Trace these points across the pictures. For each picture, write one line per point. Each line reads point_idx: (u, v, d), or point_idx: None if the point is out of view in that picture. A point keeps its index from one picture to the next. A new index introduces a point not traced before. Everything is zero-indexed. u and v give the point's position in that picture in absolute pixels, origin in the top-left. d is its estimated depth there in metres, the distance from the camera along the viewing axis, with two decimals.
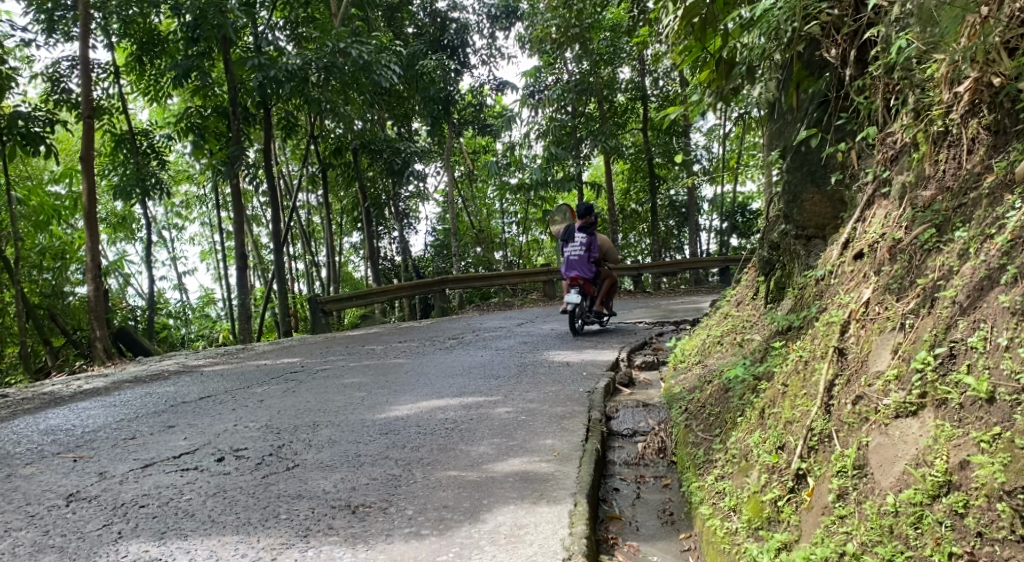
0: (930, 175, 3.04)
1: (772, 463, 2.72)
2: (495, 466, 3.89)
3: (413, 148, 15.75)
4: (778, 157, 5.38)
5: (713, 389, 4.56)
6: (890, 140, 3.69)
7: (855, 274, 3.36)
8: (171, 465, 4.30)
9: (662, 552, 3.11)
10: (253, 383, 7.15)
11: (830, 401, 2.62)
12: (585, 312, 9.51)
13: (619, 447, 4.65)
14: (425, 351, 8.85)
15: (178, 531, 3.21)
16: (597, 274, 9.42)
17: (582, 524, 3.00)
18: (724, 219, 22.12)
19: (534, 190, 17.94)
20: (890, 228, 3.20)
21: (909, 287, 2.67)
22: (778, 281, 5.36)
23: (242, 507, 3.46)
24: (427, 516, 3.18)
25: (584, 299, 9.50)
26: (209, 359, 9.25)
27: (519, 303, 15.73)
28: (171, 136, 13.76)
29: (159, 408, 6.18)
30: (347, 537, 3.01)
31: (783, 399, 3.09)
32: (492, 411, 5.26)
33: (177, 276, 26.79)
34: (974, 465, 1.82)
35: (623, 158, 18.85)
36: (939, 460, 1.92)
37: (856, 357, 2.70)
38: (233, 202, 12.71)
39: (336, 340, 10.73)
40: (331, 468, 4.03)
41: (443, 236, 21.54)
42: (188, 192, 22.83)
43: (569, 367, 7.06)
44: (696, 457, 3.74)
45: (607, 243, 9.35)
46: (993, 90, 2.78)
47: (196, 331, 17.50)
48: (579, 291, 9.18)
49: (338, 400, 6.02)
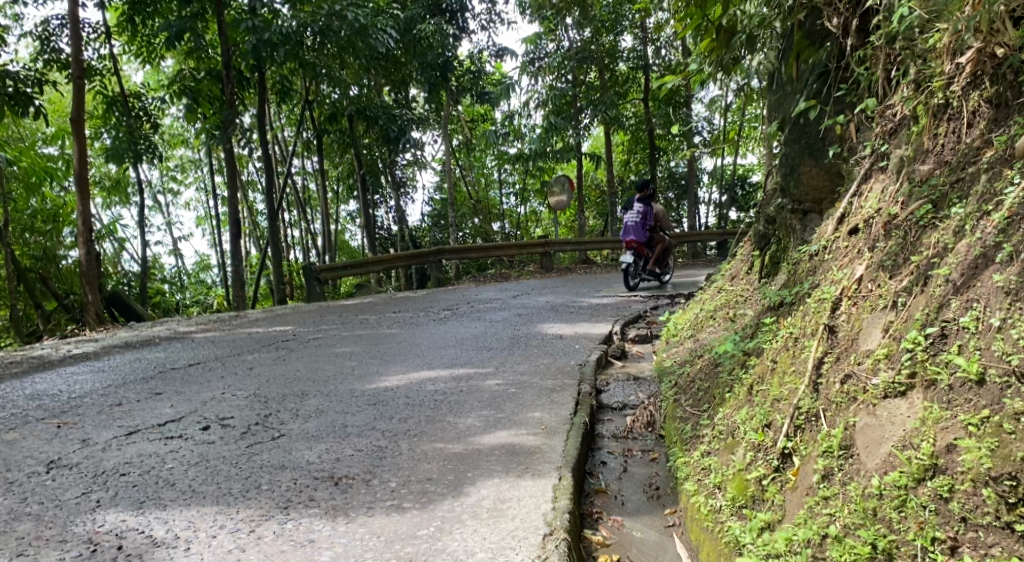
0: (928, 149, 2.96)
1: (758, 442, 2.68)
2: (482, 438, 3.87)
3: (410, 115, 15.51)
4: (776, 130, 5.28)
5: (703, 363, 4.53)
6: (889, 113, 3.60)
7: (849, 250, 3.30)
8: (155, 433, 4.27)
9: (646, 527, 3.10)
10: (244, 351, 7.11)
11: (819, 380, 2.58)
12: (638, 271, 11.05)
13: (608, 420, 4.63)
14: (418, 321, 8.81)
15: (157, 500, 3.19)
16: (651, 239, 10.95)
17: (565, 498, 2.98)
18: (724, 192, 21.97)
19: (533, 160, 17.74)
20: (886, 203, 3.13)
21: (903, 264, 2.60)
22: (773, 255, 5.30)
23: (224, 477, 3.43)
24: (411, 489, 3.16)
25: (639, 259, 11.06)
26: (201, 326, 9.21)
27: (515, 275, 15.68)
28: (164, 99, 13.51)
29: (148, 374, 6.14)
30: (327, 510, 2.98)
31: (772, 376, 3.05)
32: (482, 383, 5.24)
33: (173, 241, 26.67)
34: (962, 449, 1.77)
35: (623, 129, 18.62)
36: (925, 443, 1.87)
37: (846, 336, 2.64)
38: (227, 168, 12.56)
39: (329, 309, 10.68)
40: (317, 438, 4.00)
41: (441, 206, 21.39)
42: (183, 157, 22.58)
43: (562, 340, 7.03)
44: (683, 432, 3.72)
45: (661, 213, 10.94)
46: (996, 61, 2.68)
47: (191, 297, 17.46)
48: (634, 251, 10.79)
49: (328, 369, 5.99)
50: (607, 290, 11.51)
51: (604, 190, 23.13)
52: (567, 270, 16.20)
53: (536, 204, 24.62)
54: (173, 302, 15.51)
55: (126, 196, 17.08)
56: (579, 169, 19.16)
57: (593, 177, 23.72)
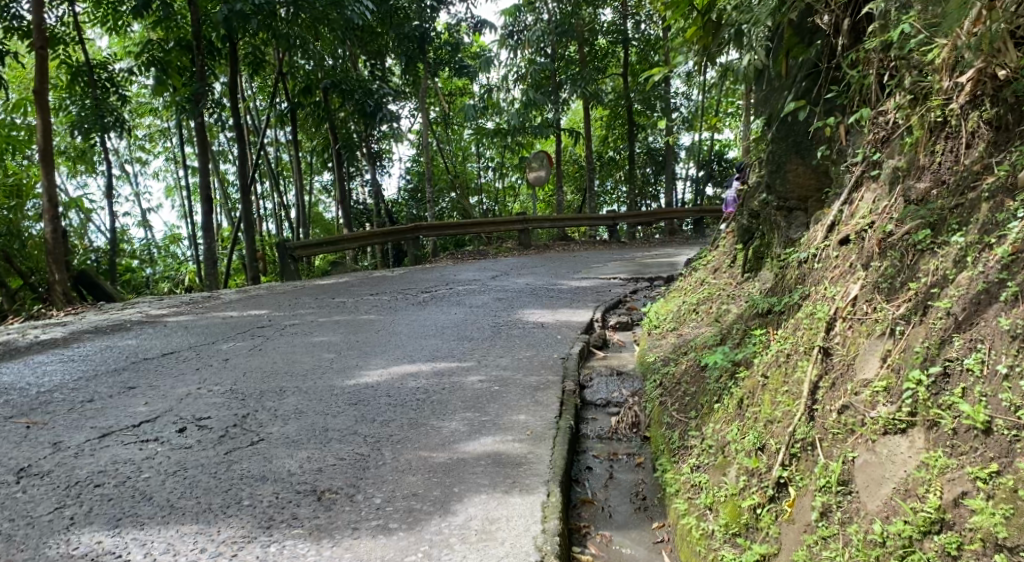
0: (924, 165, 2.89)
1: (751, 466, 2.65)
2: (466, 446, 3.80)
3: (386, 89, 15.10)
4: (763, 125, 5.20)
5: (688, 364, 4.48)
6: (882, 120, 3.52)
7: (840, 261, 3.25)
8: (129, 436, 4.12)
9: (634, 544, 3.07)
10: (219, 339, 6.93)
11: (814, 406, 2.54)
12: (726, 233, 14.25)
13: (592, 419, 4.59)
14: (397, 306, 8.67)
15: (133, 518, 3.06)
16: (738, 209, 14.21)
17: (554, 519, 2.95)
18: (701, 167, 21.99)
19: (512, 135, 17.49)
20: (880, 217, 3.07)
21: (902, 288, 2.55)
22: (757, 250, 5.26)
23: (203, 490, 3.32)
24: (397, 506, 3.10)
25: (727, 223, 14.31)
26: (173, 309, 8.96)
27: (493, 252, 15.53)
28: (132, 68, 12.96)
29: (120, 365, 5.95)
30: (311, 530, 2.91)
31: (763, 392, 3.01)
32: (465, 380, 5.16)
33: (141, 212, 25.96)
34: (971, 505, 1.75)
35: (603, 105, 18.37)
36: (932, 495, 1.86)
37: (843, 359, 2.60)
38: (199, 143, 12.16)
39: (305, 290, 10.47)
40: (297, 444, 3.89)
41: (417, 179, 21.05)
42: (151, 125, 21.84)
43: (543, 329, 6.96)
44: (670, 440, 3.68)
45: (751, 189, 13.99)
46: (997, 82, 2.61)
47: (161, 272, 17.03)
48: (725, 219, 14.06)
49: (306, 362, 5.85)
50: (586, 271, 11.45)
51: (581, 166, 23.00)
52: (545, 248, 16.09)
53: (514, 178, 24.36)
54: (142, 278, 15.11)
55: (91, 167, 16.50)
56: (558, 145, 18.91)
57: (571, 153, 23.50)
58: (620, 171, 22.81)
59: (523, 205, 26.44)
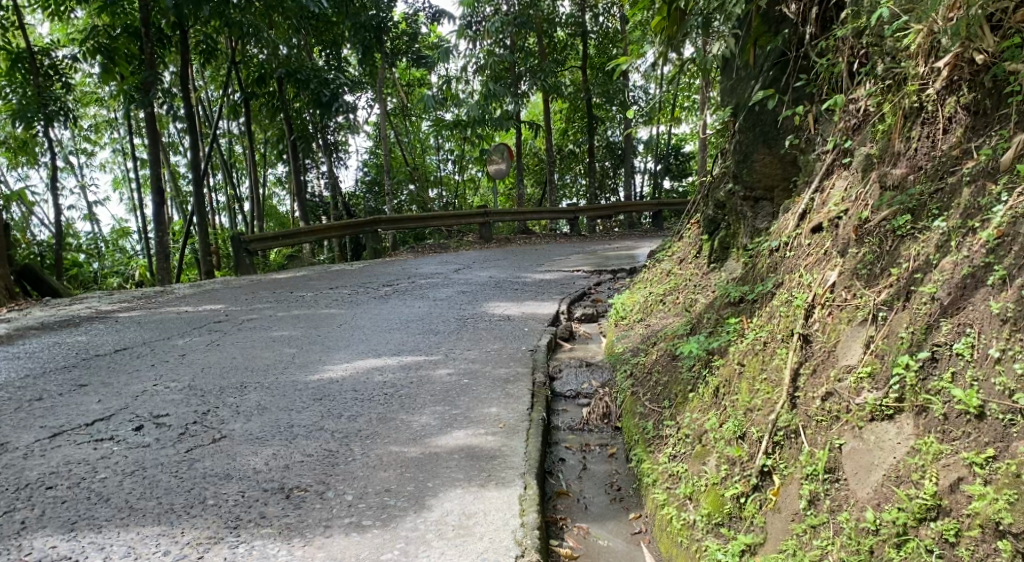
0: (900, 152, 2.92)
1: (734, 455, 2.62)
2: (439, 440, 3.71)
3: (343, 79, 14.82)
4: (729, 115, 5.22)
5: (659, 354, 4.46)
6: (853, 108, 3.57)
7: (815, 248, 3.26)
8: (82, 435, 3.90)
9: (612, 535, 3.03)
10: (174, 334, 6.67)
11: (795, 394, 2.54)
12: None
13: (563, 411, 4.53)
14: (359, 299, 8.49)
15: (90, 520, 2.88)
16: None
17: (534, 511, 2.90)
18: (658, 161, 22.22)
19: (471, 127, 17.31)
20: (855, 206, 3.10)
21: (880, 274, 2.58)
22: (722, 241, 5.27)
23: (164, 490, 3.13)
24: (369, 503, 2.99)
25: None
26: (124, 304, 8.60)
27: (454, 245, 15.39)
28: (76, 55, 12.41)
29: (70, 362, 5.66)
30: (281, 529, 2.78)
31: (740, 381, 3.00)
32: (433, 373, 5.07)
33: (87, 206, 24.92)
34: (968, 491, 1.78)
35: (562, 97, 18.38)
36: (928, 482, 1.88)
37: (823, 346, 2.61)
38: (149, 132, 11.73)
39: (262, 284, 10.18)
40: (262, 441, 3.74)
41: (374, 172, 20.76)
42: (97, 115, 21.00)
43: (510, 321, 6.89)
44: (644, 430, 3.64)
45: None
46: (975, 67, 2.65)
47: (109, 267, 16.37)
48: None
49: (267, 357, 5.67)
50: (548, 264, 11.42)
51: (541, 159, 23.01)
52: (506, 241, 16.02)
53: (474, 172, 24.24)
54: (90, 274, 14.49)
55: (33, 158, 15.74)
56: (518, 137, 18.83)
57: (531, 146, 23.47)
58: (579, 165, 22.92)
59: (483, 198, 26.31)
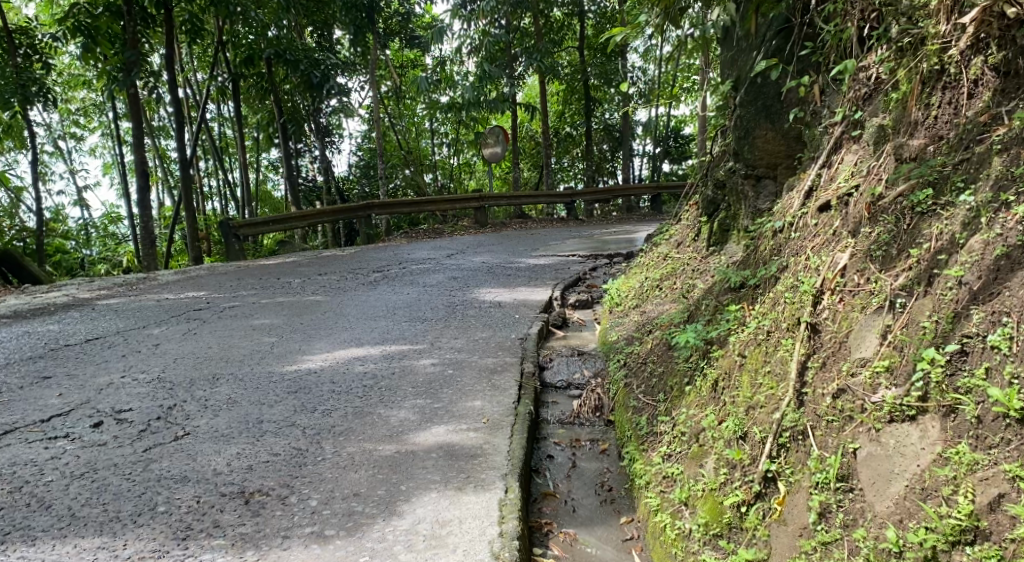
0: (917, 121, 2.66)
1: (733, 459, 2.36)
2: (416, 437, 3.44)
3: (334, 60, 14.37)
4: (730, 89, 4.96)
5: (654, 342, 4.20)
6: (863, 76, 3.31)
7: (823, 229, 3.01)
8: (35, 432, 3.63)
9: (601, 542, 2.78)
10: (150, 323, 6.37)
11: (803, 389, 2.28)
12: None
13: (553, 403, 4.27)
14: (346, 286, 8.21)
15: (25, 531, 2.62)
16: None
17: (513, 519, 2.64)
18: (657, 144, 21.83)
19: (466, 110, 16.79)
20: (869, 180, 2.84)
21: (898, 256, 2.32)
22: (721, 223, 5.00)
23: (112, 495, 2.87)
24: (335, 510, 2.73)
25: None
26: (103, 292, 8.27)
27: (449, 230, 15.08)
28: (56, 35, 11.92)
29: (37, 353, 5.37)
30: (233, 540, 2.53)
31: (742, 374, 2.76)
32: (416, 363, 4.81)
33: (76, 191, 24.47)
34: (1012, 512, 1.53)
35: (559, 78, 17.95)
36: (963, 498, 1.62)
37: (833, 337, 2.36)
38: (132, 113, 11.34)
39: (248, 271, 9.89)
40: (226, 438, 3.47)
41: (369, 156, 20.37)
42: (85, 98, 20.53)
43: (500, 308, 6.62)
44: (637, 426, 3.39)
45: None
46: (1005, 22, 2.37)
47: (97, 253, 15.98)
48: None
49: (245, 347, 5.39)
50: (544, 248, 11.10)
51: (538, 142, 22.69)
52: (502, 226, 15.69)
53: (470, 156, 23.83)
54: (76, 259, 14.11)
55: (18, 143, 15.29)
56: (514, 120, 18.41)
57: (527, 129, 23.12)
58: (577, 148, 22.61)
59: (479, 183, 25.92)
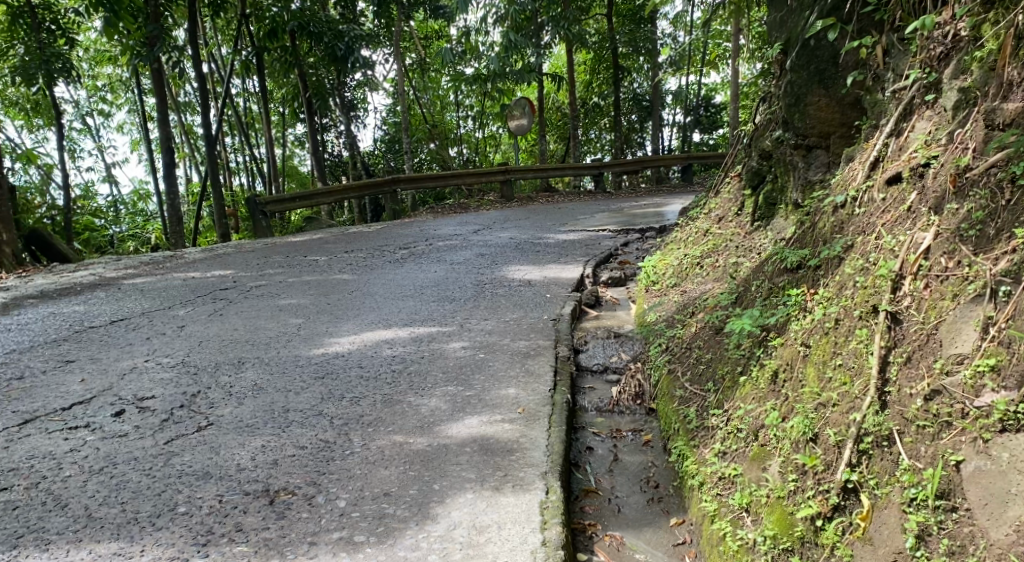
0: (1012, 81, 2.38)
1: (805, 464, 2.19)
2: (449, 429, 3.25)
3: (358, 30, 14.03)
4: (780, 52, 4.61)
5: (698, 326, 3.92)
6: (940, 33, 3.01)
7: (892, 204, 2.74)
8: (55, 422, 3.49)
9: (650, 547, 2.57)
10: (176, 303, 6.25)
11: (886, 388, 2.12)
12: None
13: (590, 389, 4.04)
14: (373, 264, 8.02)
15: (39, 534, 2.48)
16: None
17: (556, 526, 2.44)
18: (688, 113, 21.25)
19: (492, 82, 16.36)
20: (951, 151, 2.56)
21: (997, 238, 2.11)
22: (767, 197, 4.68)
23: (131, 494, 2.72)
24: (364, 512, 2.55)
25: None
26: (129, 271, 8.16)
27: (476, 205, 14.82)
28: (78, 9, 11.67)
29: (61, 336, 5.27)
30: (257, 547, 2.37)
31: (806, 365, 2.52)
32: (446, 347, 4.60)
33: (105, 168, 24.63)
34: None
35: (586, 47, 17.38)
36: None
37: (919, 329, 2.17)
38: (156, 88, 11.16)
39: (274, 248, 9.73)
40: (251, 429, 3.30)
41: (394, 129, 20.07)
42: (111, 74, 20.45)
43: (531, 287, 6.38)
44: (685, 418, 3.14)
45: None
46: None
47: (126, 230, 16.00)
48: None
49: (271, 329, 5.24)
50: (573, 223, 10.81)
51: (566, 113, 22.19)
52: (529, 200, 15.38)
53: (495, 128, 23.36)
54: (105, 237, 14.14)
55: (47, 120, 15.30)
56: (540, 91, 17.90)
57: (553, 99, 22.62)
58: (604, 118, 22.10)
59: (505, 155, 25.56)
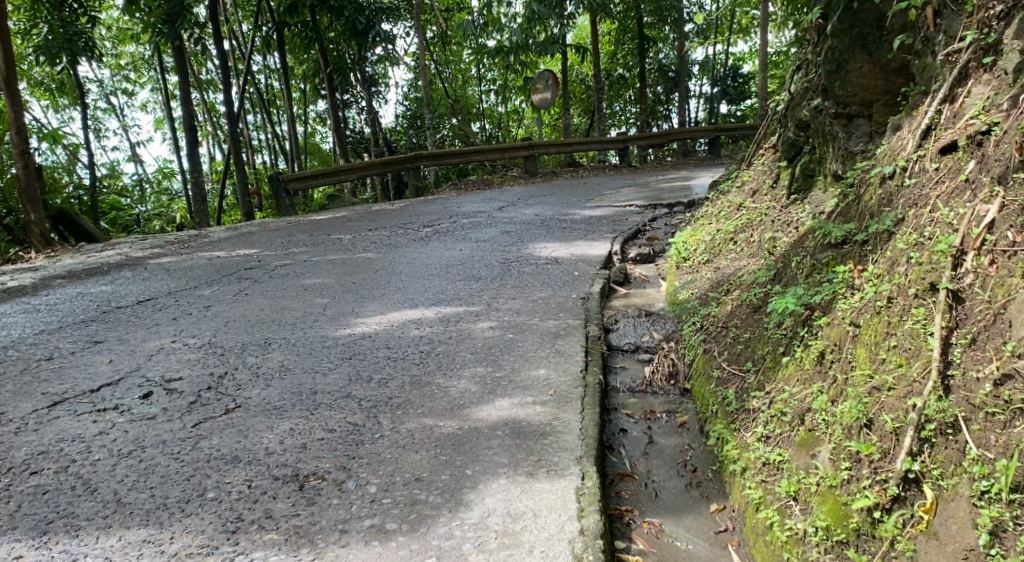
0: None
1: (860, 452, 2.07)
2: (480, 412, 3.17)
3: (379, 3, 13.84)
4: (821, 16, 4.40)
5: (734, 304, 3.79)
6: None
7: (948, 175, 2.58)
8: (84, 404, 3.49)
9: (691, 534, 2.48)
10: (202, 283, 6.24)
11: (948, 371, 1.99)
12: None
13: (621, 369, 3.93)
14: (398, 242, 7.95)
15: (69, 520, 2.47)
16: None
17: (594, 514, 2.35)
18: (715, 84, 20.76)
19: (513, 55, 16.07)
20: (1014, 117, 2.38)
21: None
22: (805, 168, 4.50)
23: (160, 478, 2.70)
24: (396, 498, 2.50)
25: None
26: (155, 251, 8.18)
27: (498, 181, 14.67)
28: None
29: (89, 316, 5.28)
30: (287, 535, 2.32)
31: (856, 346, 2.39)
32: (474, 327, 4.52)
33: (130, 147, 24.82)
34: None
35: (612, 18, 16.99)
36: None
37: (984, 308, 2.04)
38: (178, 66, 11.09)
39: (298, 227, 9.69)
40: (279, 412, 3.26)
41: (415, 105, 19.89)
42: (133, 53, 20.49)
43: (559, 264, 6.26)
44: (724, 400, 3.03)
45: None
46: None
47: (152, 209, 16.13)
48: None
49: (297, 309, 5.20)
50: (599, 198, 10.62)
51: (590, 86, 21.80)
52: (553, 175, 15.17)
53: (517, 102, 23.06)
54: (131, 217, 14.25)
55: (72, 100, 15.37)
56: (564, 63, 17.54)
57: (577, 72, 22.22)
58: (629, 91, 21.68)
59: (528, 130, 25.25)
